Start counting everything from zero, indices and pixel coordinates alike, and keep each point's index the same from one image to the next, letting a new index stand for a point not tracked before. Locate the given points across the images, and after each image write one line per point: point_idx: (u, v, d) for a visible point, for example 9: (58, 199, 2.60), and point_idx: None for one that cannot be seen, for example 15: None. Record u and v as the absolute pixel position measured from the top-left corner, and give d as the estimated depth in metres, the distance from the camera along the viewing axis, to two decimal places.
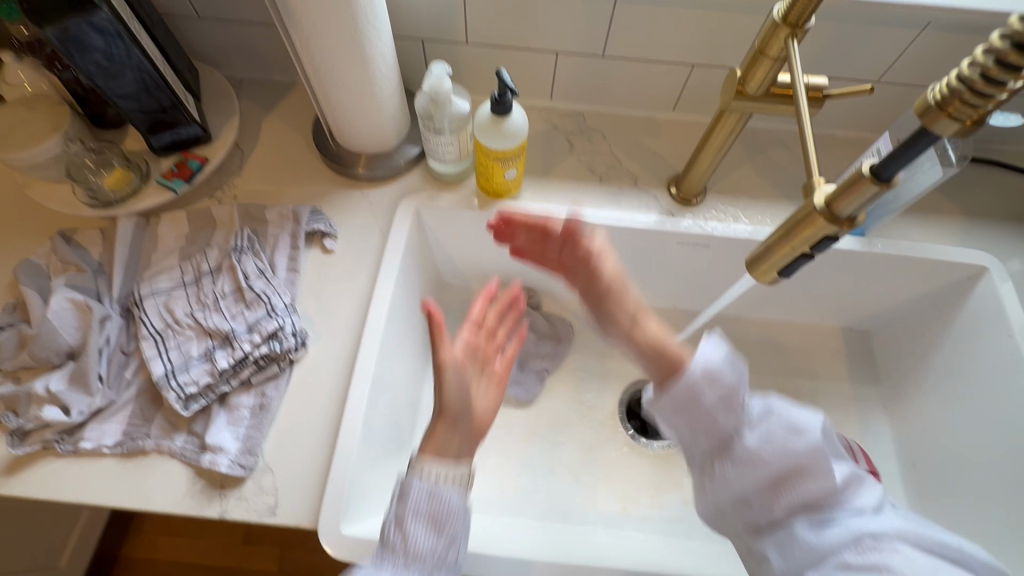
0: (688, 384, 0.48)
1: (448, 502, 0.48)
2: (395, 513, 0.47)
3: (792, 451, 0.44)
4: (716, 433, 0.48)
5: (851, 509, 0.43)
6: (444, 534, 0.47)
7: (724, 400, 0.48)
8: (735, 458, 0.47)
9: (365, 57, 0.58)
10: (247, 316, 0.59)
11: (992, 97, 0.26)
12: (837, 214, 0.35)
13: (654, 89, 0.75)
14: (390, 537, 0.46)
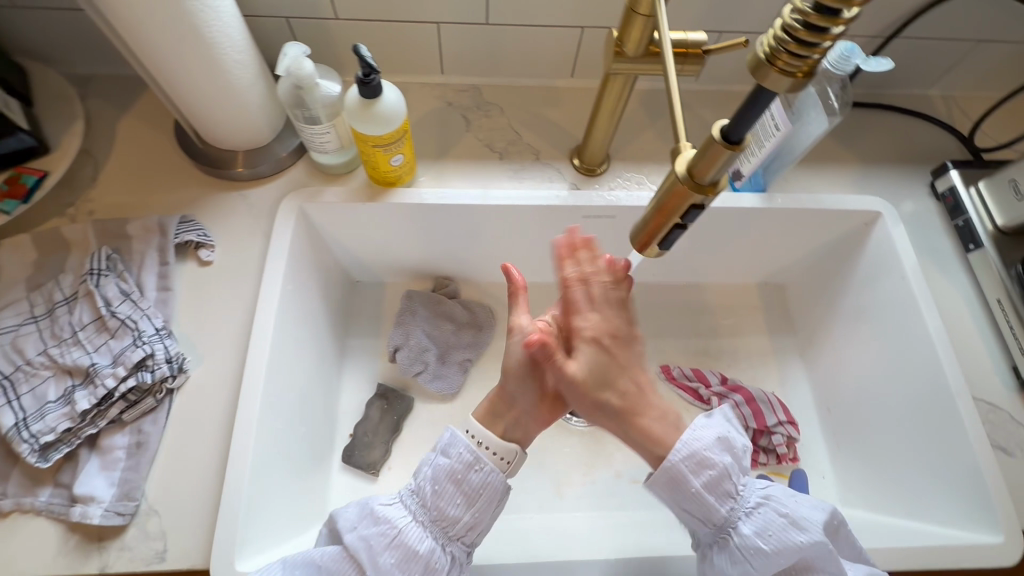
0: (682, 489, 0.48)
1: (485, 475, 0.48)
2: (434, 466, 0.49)
3: (791, 548, 0.46)
4: (704, 526, 0.49)
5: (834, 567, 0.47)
6: (468, 512, 0.48)
7: (711, 488, 0.48)
8: (723, 553, 0.48)
9: (207, 43, 0.52)
10: (112, 347, 0.53)
11: (817, 46, 0.24)
12: (699, 180, 0.33)
13: (548, 56, 0.71)
14: (424, 486, 0.48)
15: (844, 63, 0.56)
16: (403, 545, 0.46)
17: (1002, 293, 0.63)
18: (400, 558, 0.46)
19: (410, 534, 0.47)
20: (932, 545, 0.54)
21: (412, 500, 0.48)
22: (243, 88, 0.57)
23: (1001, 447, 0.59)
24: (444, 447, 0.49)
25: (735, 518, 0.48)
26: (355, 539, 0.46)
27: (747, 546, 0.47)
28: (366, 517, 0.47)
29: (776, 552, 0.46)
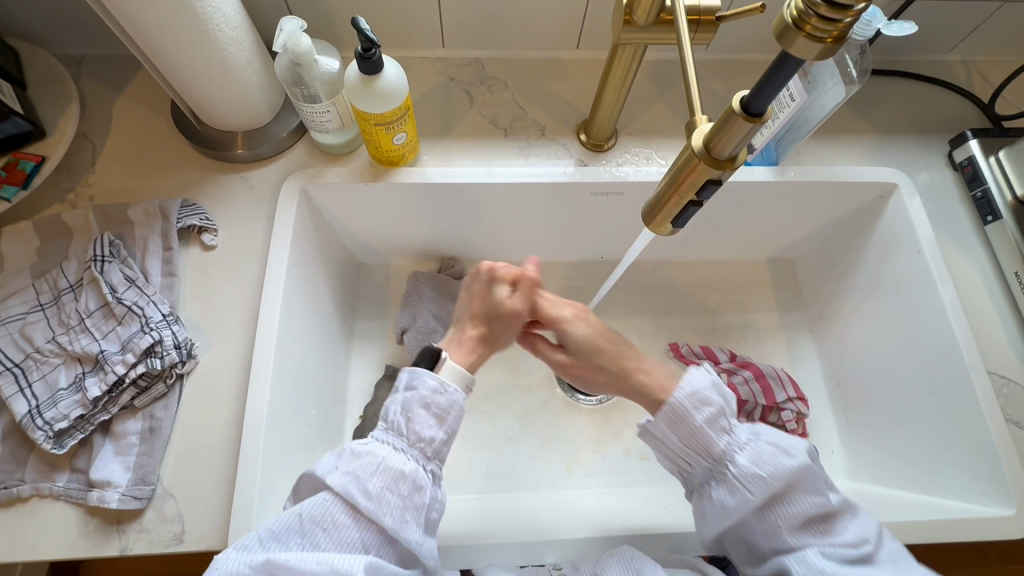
0: (683, 423, 0.49)
1: (453, 398, 0.48)
2: (402, 400, 0.47)
3: (783, 473, 0.47)
4: (702, 462, 0.50)
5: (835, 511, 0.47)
6: (443, 430, 0.47)
7: (710, 423, 0.49)
8: (726, 487, 0.48)
9: (202, 20, 0.50)
10: (121, 334, 0.53)
11: (850, 8, 0.22)
12: (717, 155, 0.32)
13: (553, 26, 0.69)
14: (396, 419, 0.47)
15: (866, 30, 0.51)
16: (388, 470, 0.45)
17: (1020, 266, 0.62)
18: (386, 485, 0.44)
19: (393, 460, 0.45)
20: (944, 517, 0.54)
21: (388, 435, 0.47)
22: (241, 67, 0.56)
23: (1015, 421, 0.58)
24: (407, 384, 0.48)
25: (730, 451, 0.49)
26: (338, 476, 0.44)
27: (742, 473, 0.48)
28: (346, 455, 0.45)
29: (770, 477, 0.47)
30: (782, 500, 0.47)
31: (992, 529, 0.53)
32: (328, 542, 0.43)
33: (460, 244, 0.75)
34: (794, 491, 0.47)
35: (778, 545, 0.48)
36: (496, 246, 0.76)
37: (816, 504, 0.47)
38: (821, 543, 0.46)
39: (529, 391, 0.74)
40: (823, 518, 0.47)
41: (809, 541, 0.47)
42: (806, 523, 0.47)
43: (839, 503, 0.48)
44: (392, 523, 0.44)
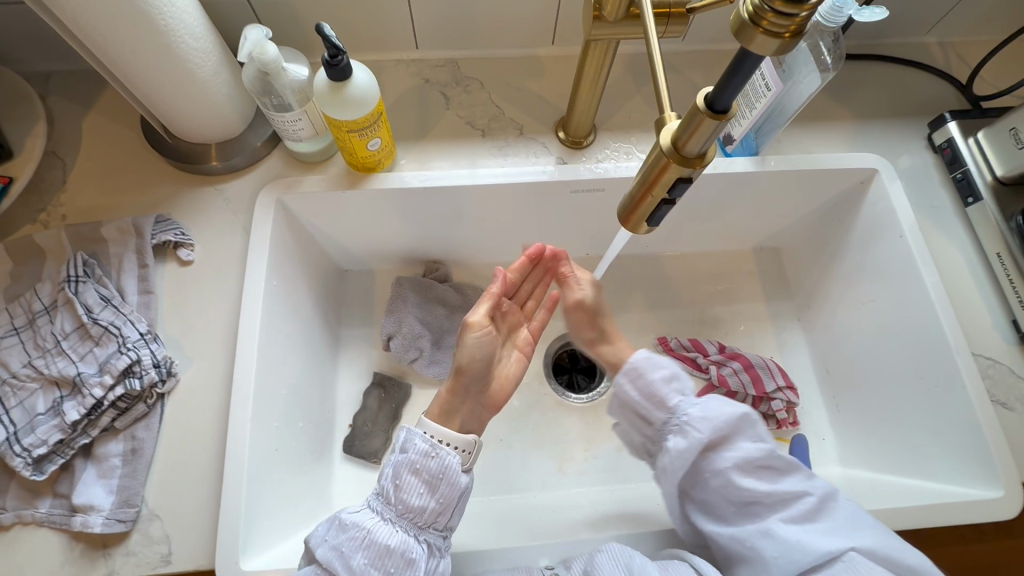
0: (642, 378, 0.56)
1: (445, 462, 0.50)
2: (394, 465, 0.50)
3: (726, 418, 0.51)
4: (657, 415, 0.54)
5: (782, 464, 0.50)
6: (434, 499, 0.49)
7: (666, 382, 0.55)
8: (676, 434, 0.52)
9: (163, 32, 0.49)
10: (98, 355, 0.52)
11: (805, 2, 0.22)
12: (685, 153, 0.32)
13: (527, 23, 0.68)
14: (386, 486, 0.49)
15: (836, 16, 0.53)
16: (375, 544, 0.46)
17: (1001, 246, 0.62)
18: (374, 558, 0.46)
19: (380, 532, 0.47)
20: (934, 502, 0.54)
21: (378, 502, 0.49)
22: (208, 78, 0.55)
23: (1001, 401, 0.58)
24: (400, 447, 0.50)
25: (681, 403, 0.54)
26: (326, 549, 0.46)
27: (691, 420, 0.52)
28: (334, 525, 0.47)
29: (717, 421, 0.51)
30: (724, 446, 0.51)
31: (981, 513, 0.53)
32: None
33: (444, 247, 0.74)
34: (734, 438, 0.51)
35: (729, 493, 0.50)
36: (480, 248, 0.75)
37: (757, 448, 0.50)
38: (765, 488, 0.49)
39: (520, 392, 0.74)
40: (769, 466, 0.50)
41: (756, 488, 0.49)
42: (750, 469, 0.50)
43: (783, 455, 0.51)
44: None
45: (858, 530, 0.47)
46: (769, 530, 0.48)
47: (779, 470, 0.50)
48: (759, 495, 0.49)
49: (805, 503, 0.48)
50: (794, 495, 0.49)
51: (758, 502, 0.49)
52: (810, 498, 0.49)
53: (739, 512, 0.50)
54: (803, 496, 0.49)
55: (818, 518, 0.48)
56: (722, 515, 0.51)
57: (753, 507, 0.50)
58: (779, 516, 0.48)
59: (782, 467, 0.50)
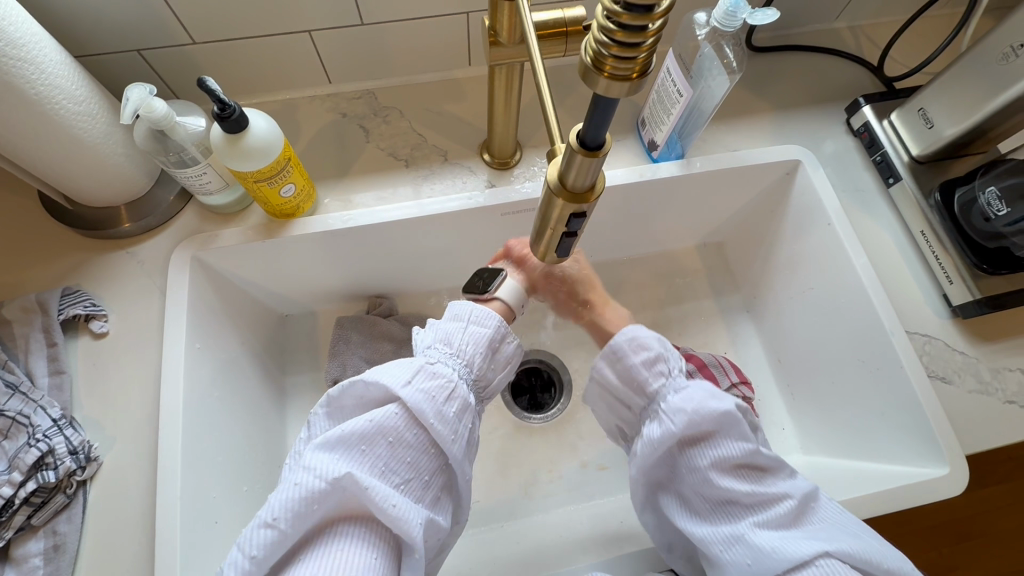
0: (620, 361, 0.52)
1: (514, 346, 0.51)
2: (473, 332, 0.49)
3: (706, 414, 0.47)
4: (636, 399, 0.51)
5: (761, 464, 0.46)
6: (498, 378, 0.50)
7: (649, 366, 0.51)
8: (654, 422, 0.50)
9: (38, 103, 0.46)
10: (7, 448, 0.48)
11: (641, 45, 0.21)
12: (573, 188, 0.31)
13: (439, 48, 0.67)
14: (465, 348, 0.48)
15: (732, 21, 0.53)
16: (458, 396, 0.45)
17: (924, 224, 0.63)
18: (456, 412, 0.45)
19: (461, 387, 0.46)
20: (887, 486, 0.54)
21: (453, 361, 0.47)
22: (101, 142, 0.52)
23: (939, 376, 0.59)
24: (477, 318, 0.49)
25: (663, 392, 0.50)
26: (413, 392, 0.43)
27: (670, 407, 0.48)
28: (420, 372, 0.44)
29: (695, 414, 0.47)
30: (705, 441, 0.47)
31: (928, 492, 0.54)
32: (391, 459, 0.41)
33: (383, 281, 0.71)
34: (718, 435, 0.47)
35: (702, 489, 0.46)
36: (422, 278, 0.73)
37: (739, 448, 0.46)
38: (746, 488, 0.45)
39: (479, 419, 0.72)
40: (750, 467, 0.46)
41: (734, 486, 0.45)
42: (730, 470, 0.46)
43: (768, 455, 0.47)
44: (455, 452, 0.44)
45: (845, 536, 0.43)
46: (742, 536, 0.44)
47: (758, 473, 0.46)
48: (739, 496, 0.45)
49: (786, 506, 0.44)
50: (774, 497, 0.44)
51: (737, 502, 0.45)
52: (791, 501, 0.44)
53: (715, 510, 0.46)
54: (781, 500, 0.44)
55: (800, 523, 0.44)
56: (695, 509, 0.47)
57: (729, 506, 0.45)
58: (754, 520, 0.44)
59: (761, 471, 0.46)
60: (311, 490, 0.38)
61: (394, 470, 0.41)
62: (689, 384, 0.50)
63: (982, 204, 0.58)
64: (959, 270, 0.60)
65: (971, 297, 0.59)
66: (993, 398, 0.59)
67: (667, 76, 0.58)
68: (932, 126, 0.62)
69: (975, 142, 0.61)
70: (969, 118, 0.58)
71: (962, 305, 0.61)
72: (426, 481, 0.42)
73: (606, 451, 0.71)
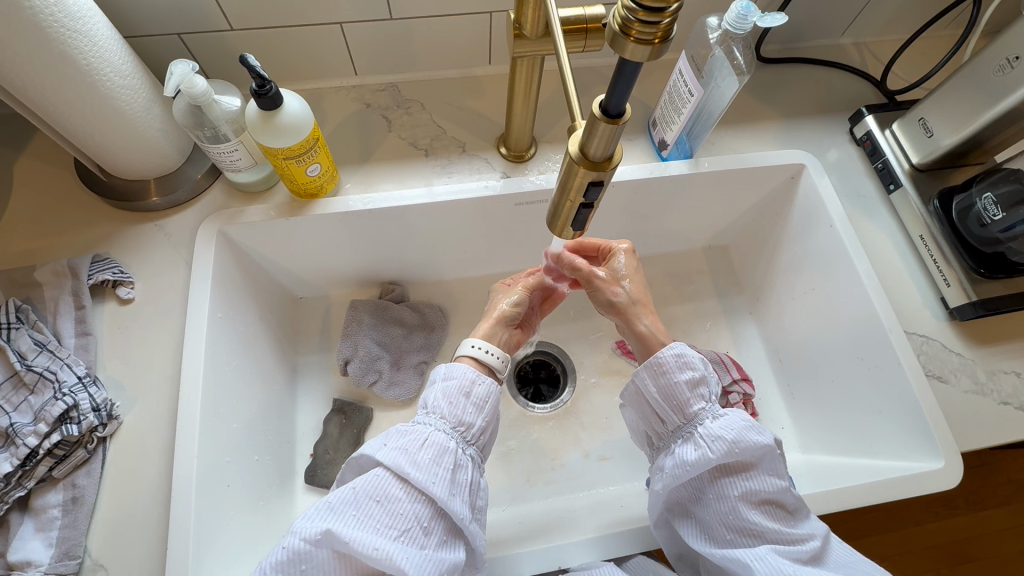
0: (664, 376, 0.53)
1: (488, 386, 0.53)
2: (442, 388, 0.52)
3: (748, 445, 0.48)
4: (673, 418, 0.53)
5: (788, 502, 0.48)
6: (482, 417, 0.51)
7: (691, 387, 0.53)
8: (689, 443, 0.51)
9: (86, 72, 0.49)
10: (33, 403, 0.50)
11: (665, 10, 0.24)
12: (594, 158, 0.33)
13: (462, 45, 0.70)
14: (438, 404, 0.51)
15: (743, 24, 0.56)
16: (434, 444, 0.47)
17: (923, 229, 0.65)
18: (433, 457, 0.47)
19: (437, 437, 0.48)
20: (884, 479, 0.56)
21: (430, 417, 0.50)
22: (140, 114, 0.54)
23: (936, 375, 0.61)
24: (445, 374, 0.53)
25: (703, 416, 0.51)
26: (388, 452, 0.46)
27: (710, 433, 0.50)
28: (393, 434, 0.48)
29: (735, 443, 0.48)
30: (739, 472, 0.49)
31: (923, 485, 0.55)
32: (381, 514, 0.43)
33: (397, 266, 0.73)
34: (754, 469, 0.48)
35: (730, 519, 0.48)
36: (434, 266, 0.75)
37: (772, 483, 0.48)
38: (773, 525, 0.47)
39: None
40: (777, 504, 0.48)
41: (762, 522, 0.47)
42: (758, 503, 0.48)
43: (795, 496, 0.49)
44: (442, 494, 0.45)
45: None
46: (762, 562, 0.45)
47: (785, 512, 0.48)
48: (765, 531, 0.47)
49: (808, 547, 0.46)
50: (798, 537, 0.46)
51: (762, 535, 0.47)
52: (812, 542, 0.46)
53: (737, 541, 0.47)
54: (805, 540, 0.46)
55: (818, 563, 0.46)
56: (715, 533, 0.49)
57: (752, 539, 0.47)
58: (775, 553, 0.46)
59: (786, 509, 0.48)
60: (295, 552, 0.41)
61: (388, 523, 0.43)
62: (729, 412, 0.51)
63: (978, 210, 0.60)
64: (955, 273, 0.62)
65: (967, 299, 0.61)
66: (988, 399, 0.60)
67: (679, 78, 0.60)
68: (932, 135, 0.64)
69: (972, 153, 0.64)
70: (966, 128, 0.61)
71: (958, 307, 0.62)
72: (425, 528, 0.44)
73: (607, 442, 0.72)
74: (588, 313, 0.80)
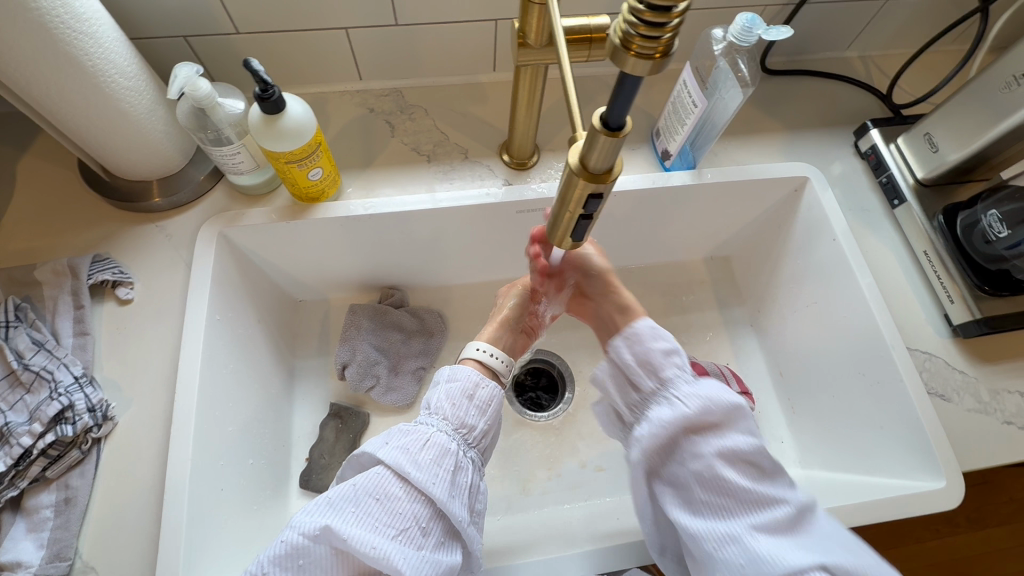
0: (638, 345, 0.53)
1: (491, 389, 0.53)
2: (446, 389, 0.51)
3: (720, 404, 0.48)
4: (646, 382, 0.52)
5: (764, 466, 0.46)
6: (484, 420, 0.51)
7: (665, 355, 0.52)
8: (662, 405, 0.50)
9: (91, 74, 0.49)
10: (29, 402, 0.50)
11: (667, 25, 0.23)
12: (594, 169, 0.33)
13: (467, 52, 0.70)
14: (441, 404, 0.50)
15: (747, 36, 0.56)
16: (436, 445, 0.47)
17: (928, 244, 0.65)
18: (434, 458, 0.46)
19: (439, 438, 0.48)
20: (885, 497, 0.55)
21: (433, 418, 0.50)
22: (144, 116, 0.55)
23: (939, 393, 0.60)
24: (449, 376, 0.53)
25: (675, 379, 0.51)
26: (390, 450, 0.46)
27: (682, 394, 0.49)
28: (396, 433, 0.48)
29: (707, 402, 0.48)
30: (712, 432, 0.47)
31: (923, 504, 0.54)
32: (379, 512, 0.42)
33: (397, 271, 0.73)
34: (726, 428, 0.47)
35: (702, 478, 0.46)
36: (434, 272, 0.75)
37: (746, 442, 0.46)
38: (747, 484, 0.45)
39: None
40: (753, 466, 0.46)
41: (735, 480, 0.45)
42: (732, 462, 0.46)
43: (772, 461, 0.47)
44: (442, 495, 0.45)
45: (841, 552, 0.42)
46: (738, 535, 0.43)
47: (762, 477, 0.46)
48: (739, 490, 0.45)
49: (783, 512, 0.44)
50: (772, 500, 0.44)
51: (738, 493, 0.45)
52: (788, 508, 0.44)
53: (711, 504, 0.45)
54: (779, 504, 0.44)
55: (797, 531, 0.44)
56: (690, 499, 0.46)
57: (726, 500, 0.45)
58: (750, 523, 0.44)
59: (763, 475, 0.46)
60: (294, 546, 0.41)
61: (386, 522, 0.42)
62: (702, 376, 0.50)
63: (983, 227, 0.59)
64: (960, 290, 0.62)
65: (972, 316, 0.61)
66: (991, 418, 0.59)
67: (683, 88, 0.60)
68: (937, 151, 0.64)
69: (978, 169, 0.64)
70: (972, 144, 0.61)
71: (962, 324, 0.62)
72: (423, 529, 0.43)
73: (605, 452, 0.72)
74: (588, 322, 0.80)
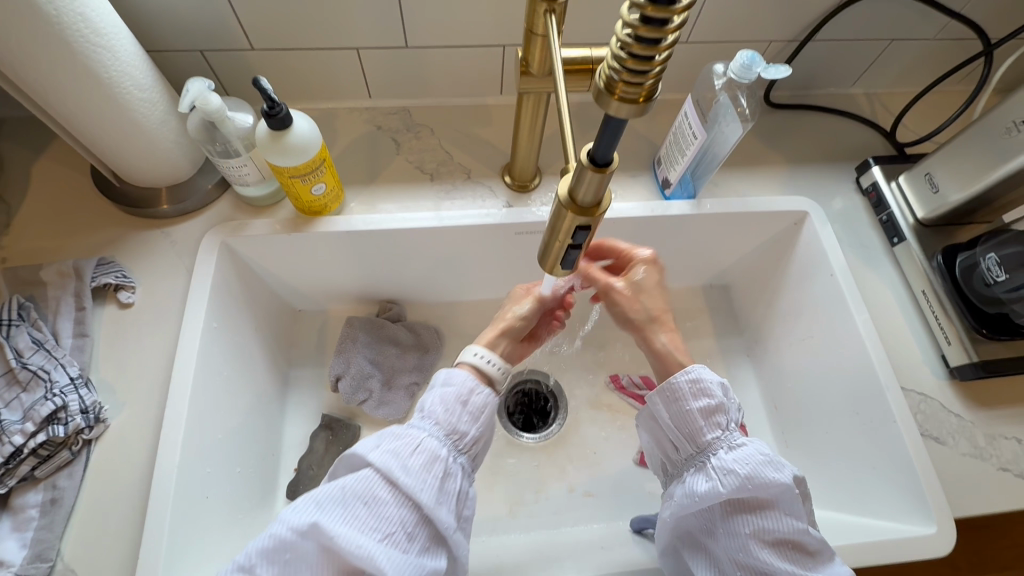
0: (677, 404, 0.52)
1: (486, 396, 0.52)
2: (440, 394, 0.51)
3: (763, 482, 0.46)
4: (685, 446, 0.51)
5: (806, 545, 0.46)
6: (476, 427, 0.51)
7: (705, 415, 0.51)
8: (701, 473, 0.50)
9: (107, 84, 0.50)
10: (24, 401, 0.50)
11: (649, 72, 0.24)
12: (581, 202, 0.33)
13: (475, 75, 0.72)
14: (434, 409, 0.50)
15: (747, 73, 0.57)
16: (426, 450, 0.47)
17: (926, 284, 0.65)
18: (424, 464, 0.46)
19: (430, 443, 0.47)
20: (874, 540, 0.54)
21: (425, 422, 0.49)
22: (156, 126, 0.56)
23: (934, 435, 0.60)
24: (444, 380, 0.52)
25: (717, 446, 0.50)
26: (381, 454, 0.45)
27: (723, 466, 0.48)
28: (386, 436, 0.47)
29: (748, 478, 0.47)
30: (753, 509, 0.47)
31: (913, 550, 0.53)
32: (366, 516, 0.42)
33: (395, 286, 0.74)
34: (768, 507, 0.46)
35: (739, 555, 0.46)
36: (432, 288, 0.75)
37: (789, 525, 0.46)
38: (787, 567, 0.45)
39: None
40: (795, 546, 0.46)
41: (774, 562, 0.45)
42: (771, 543, 0.46)
43: (816, 537, 0.46)
44: (429, 502, 0.44)
45: None
46: None
47: (801, 554, 0.46)
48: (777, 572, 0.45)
49: None
50: None
51: None
52: None
53: None
54: None
55: None
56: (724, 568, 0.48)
57: None
58: None
59: (803, 552, 0.46)
60: (281, 540, 0.41)
61: (373, 525, 0.42)
62: (745, 443, 0.49)
63: (982, 270, 0.59)
64: (957, 331, 0.61)
65: (968, 359, 0.60)
66: (986, 464, 0.58)
67: (684, 119, 0.61)
68: (937, 191, 0.64)
69: (978, 211, 0.64)
70: (973, 186, 0.61)
71: (959, 366, 0.61)
72: (409, 534, 0.43)
73: (594, 478, 0.71)
74: (584, 345, 0.80)
